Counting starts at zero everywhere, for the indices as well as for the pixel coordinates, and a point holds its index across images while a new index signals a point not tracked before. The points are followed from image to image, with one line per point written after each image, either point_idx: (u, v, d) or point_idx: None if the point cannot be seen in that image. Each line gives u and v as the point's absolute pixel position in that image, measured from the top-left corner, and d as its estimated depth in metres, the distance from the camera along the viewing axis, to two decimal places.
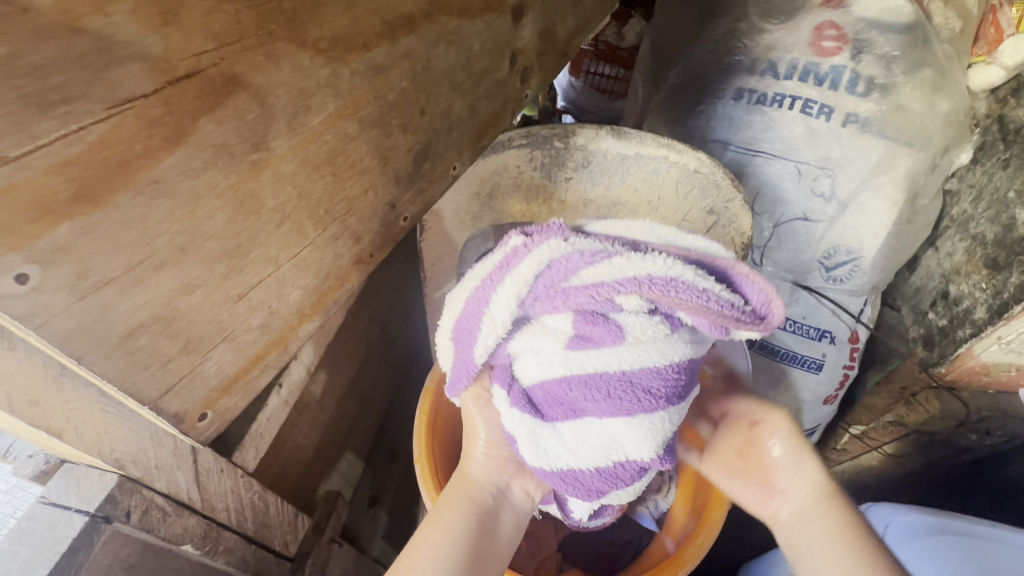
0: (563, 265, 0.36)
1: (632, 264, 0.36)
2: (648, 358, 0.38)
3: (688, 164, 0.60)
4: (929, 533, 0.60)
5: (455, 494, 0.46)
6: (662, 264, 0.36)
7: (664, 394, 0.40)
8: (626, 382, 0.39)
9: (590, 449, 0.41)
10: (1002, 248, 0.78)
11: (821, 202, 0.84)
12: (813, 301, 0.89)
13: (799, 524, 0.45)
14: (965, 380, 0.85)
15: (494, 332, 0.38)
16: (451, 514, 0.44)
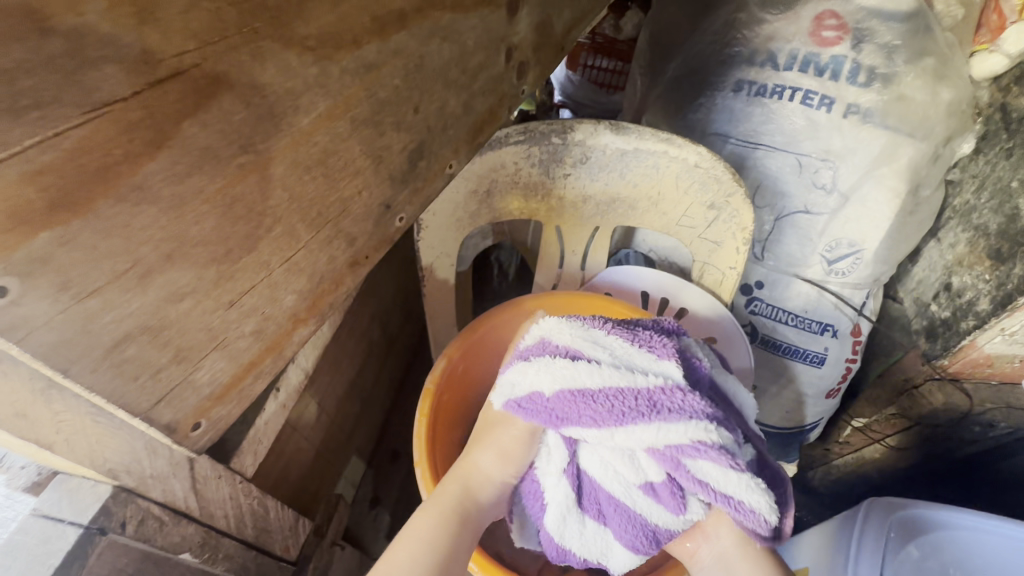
0: (704, 454, 0.39)
1: (746, 489, 0.40)
2: (684, 523, 0.43)
3: (688, 159, 0.59)
4: (929, 529, 0.59)
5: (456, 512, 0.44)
6: (758, 503, 0.40)
7: (665, 544, 0.46)
8: (659, 538, 0.44)
9: (590, 551, 0.45)
10: (1006, 238, 0.77)
11: (822, 194, 0.83)
12: (814, 294, 0.88)
13: None
14: (968, 373, 0.85)
15: (599, 435, 0.41)
16: (431, 525, 0.43)
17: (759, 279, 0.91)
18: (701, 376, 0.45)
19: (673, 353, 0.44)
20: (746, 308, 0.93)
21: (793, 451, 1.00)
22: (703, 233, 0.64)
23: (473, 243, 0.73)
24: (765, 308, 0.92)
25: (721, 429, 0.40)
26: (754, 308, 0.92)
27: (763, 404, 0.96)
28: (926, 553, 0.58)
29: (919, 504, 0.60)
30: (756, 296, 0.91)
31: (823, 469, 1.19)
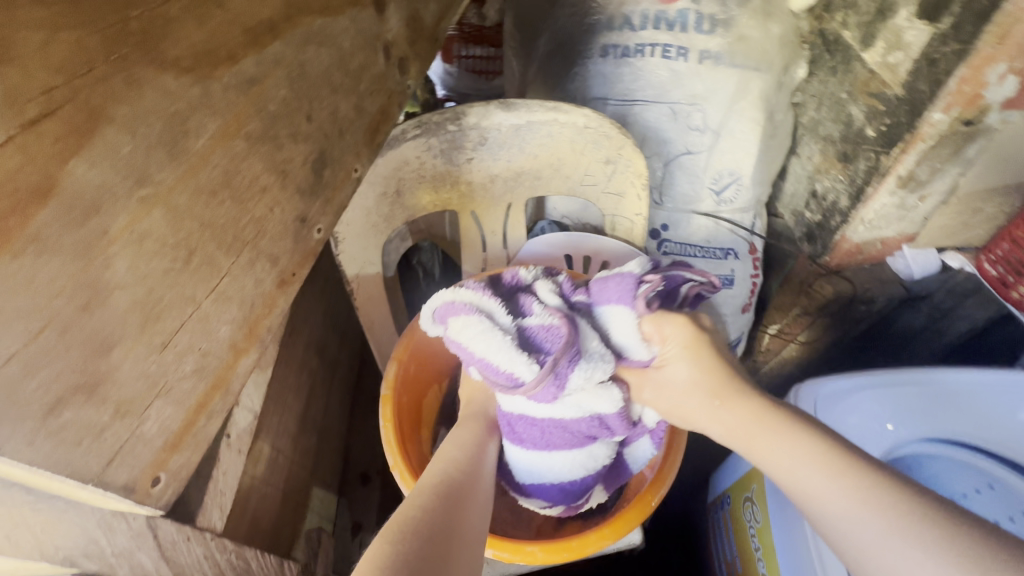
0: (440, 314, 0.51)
1: (452, 332, 0.48)
2: (506, 400, 0.51)
3: (577, 122, 0.63)
4: (859, 391, 0.68)
5: (479, 424, 0.53)
6: (464, 340, 0.47)
7: (552, 442, 0.51)
8: (515, 427, 0.51)
9: (513, 459, 0.55)
10: (848, 142, 0.90)
11: (698, 134, 0.92)
12: (712, 225, 0.96)
13: (761, 435, 0.41)
14: (846, 262, 1.01)
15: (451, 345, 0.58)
16: (471, 436, 0.51)
17: (663, 222, 0.96)
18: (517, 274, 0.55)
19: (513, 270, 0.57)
20: (658, 251, 0.97)
21: None
22: (606, 189, 0.69)
23: (393, 247, 0.73)
24: (675, 247, 0.96)
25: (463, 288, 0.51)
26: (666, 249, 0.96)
27: None
28: (855, 415, 0.67)
29: (843, 377, 0.68)
30: (664, 238, 0.97)
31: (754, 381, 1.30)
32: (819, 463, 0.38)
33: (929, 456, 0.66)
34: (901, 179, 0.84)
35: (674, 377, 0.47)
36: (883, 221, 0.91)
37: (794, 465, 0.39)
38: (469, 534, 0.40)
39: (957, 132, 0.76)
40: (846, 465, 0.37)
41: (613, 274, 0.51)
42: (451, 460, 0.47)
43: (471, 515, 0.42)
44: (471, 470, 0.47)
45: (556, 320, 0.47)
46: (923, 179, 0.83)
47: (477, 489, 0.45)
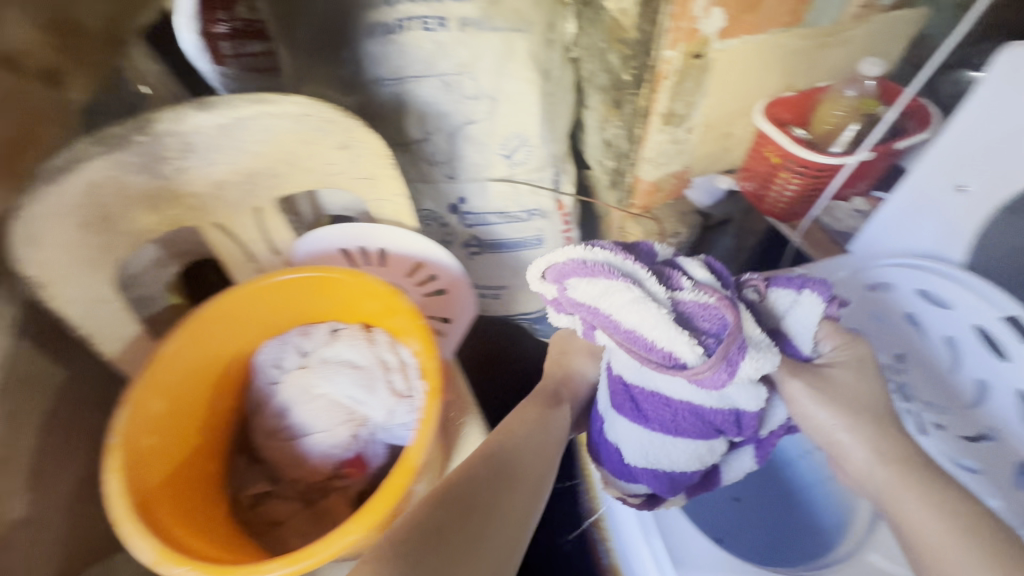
0: (569, 273, 0.51)
1: (608, 299, 0.50)
2: (629, 366, 0.58)
3: (290, 111, 0.59)
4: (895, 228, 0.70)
5: (541, 422, 0.65)
6: (616, 311, 0.50)
7: (677, 429, 0.59)
8: (637, 400, 0.59)
9: (617, 436, 0.63)
10: (616, 89, 0.94)
11: (474, 102, 0.91)
12: (510, 189, 0.97)
13: (900, 480, 0.53)
14: (650, 202, 1.08)
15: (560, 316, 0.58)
16: (537, 431, 0.63)
17: (460, 195, 0.96)
18: (652, 249, 0.57)
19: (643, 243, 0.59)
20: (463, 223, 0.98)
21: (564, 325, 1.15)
22: (354, 174, 0.67)
23: (150, 274, 0.71)
24: (475, 217, 0.98)
25: (604, 257, 0.52)
26: (469, 221, 0.98)
27: (518, 297, 1.06)
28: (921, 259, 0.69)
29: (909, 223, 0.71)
30: (465, 211, 0.97)
31: None
32: (905, 471, 0.54)
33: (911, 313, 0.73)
34: (664, 117, 0.90)
35: (813, 402, 0.59)
36: (666, 157, 0.98)
37: (914, 516, 0.51)
38: (517, 491, 0.56)
39: (691, 65, 0.82)
40: (905, 481, 0.53)
41: (797, 282, 0.62)
42: (503, 429, 0.62)
43: (520, 477, 0.57)
44: (532, 436, 0.63)
45: (715, 301, 0.51)
46: (683, 113, 0.90)
47: (534, 453, 0.61)
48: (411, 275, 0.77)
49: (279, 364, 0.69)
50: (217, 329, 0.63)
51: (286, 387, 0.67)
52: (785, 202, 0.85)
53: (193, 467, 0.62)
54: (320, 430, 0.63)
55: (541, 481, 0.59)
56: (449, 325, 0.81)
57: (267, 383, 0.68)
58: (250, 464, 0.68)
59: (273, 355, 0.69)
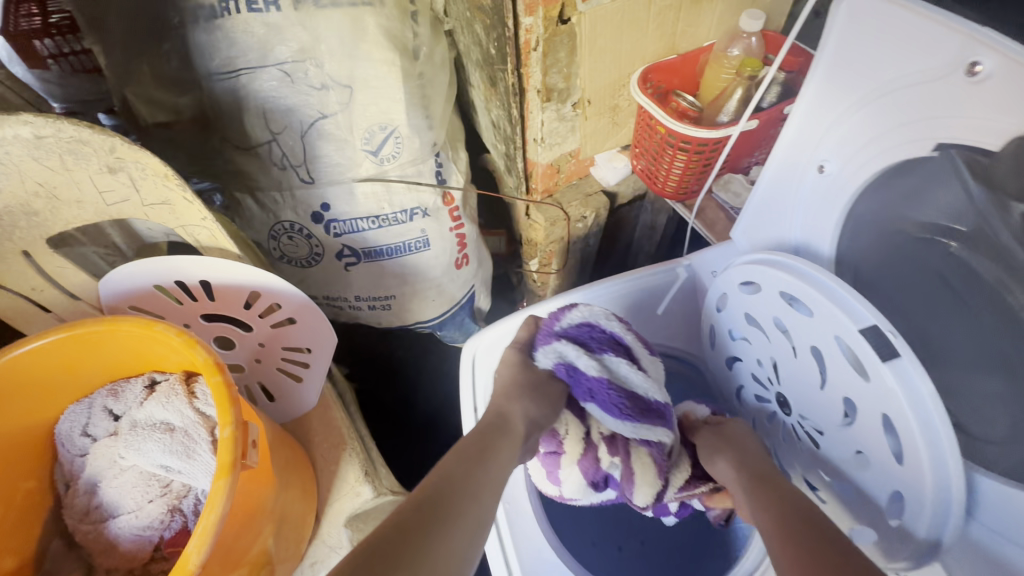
0: (642, 408, 0.60)
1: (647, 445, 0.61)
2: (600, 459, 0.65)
3: (21, 134, 0.47)
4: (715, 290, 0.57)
5: (493, 440, 0.57)
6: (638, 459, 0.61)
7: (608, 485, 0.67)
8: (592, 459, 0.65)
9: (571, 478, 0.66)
10: (488, 65, 0.83)
11: (325, 93, 0.79)
12: (381, 189, 0.86)
13: (756, 501, 0.50)
14: (550, 182, 0.98)
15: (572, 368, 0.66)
16: (500, 457, 0.56)
17: (324, 201, 0.85)
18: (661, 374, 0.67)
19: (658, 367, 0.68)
20: (331, 233, 0.88)
21: (471, 326, 1.08)
22: (142, 201, 0.56)
23: None
24: (346, 225, 0.88)
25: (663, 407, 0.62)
26: (338, 229, 0.88)
27: (412, 304, 0.97)
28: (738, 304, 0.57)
29: (785, 263, 0.48)
30: (331, 218, 0.87)
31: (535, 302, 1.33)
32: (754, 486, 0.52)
33: (846, 403, 0.44)
34: (542, 93, 0.79)
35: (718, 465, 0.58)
36: (557, 137, 0.88)
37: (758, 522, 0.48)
38: (440, 546, 0.45)
39: (557, 32, 0.72)
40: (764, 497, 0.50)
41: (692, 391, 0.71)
42: (437, 476, 0.52)
43: (447, 528, 0.47)
44: (472, 477, 0.53)
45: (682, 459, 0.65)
46: (563, 86, 0.80)
47: (471, 500, 0.51)
48: (251, 307, 0.66)
49: (87, 432, 0.58)
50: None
51: (93, 460, 0.56)
52: (674, 181, 0.76)
53: None
54: (128, 510, 0.54)
55: (471, 530, 0.48)
56: (310, 356, 0.71)
57: (74, 455, 0.58)
58: (67, 547, 0.58)
59: (78, 421, 0.58)
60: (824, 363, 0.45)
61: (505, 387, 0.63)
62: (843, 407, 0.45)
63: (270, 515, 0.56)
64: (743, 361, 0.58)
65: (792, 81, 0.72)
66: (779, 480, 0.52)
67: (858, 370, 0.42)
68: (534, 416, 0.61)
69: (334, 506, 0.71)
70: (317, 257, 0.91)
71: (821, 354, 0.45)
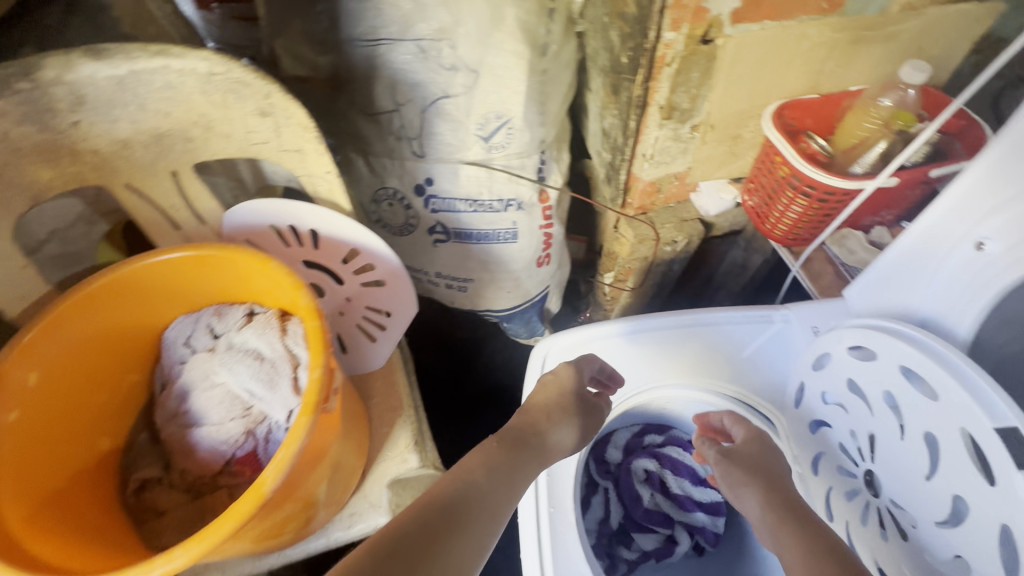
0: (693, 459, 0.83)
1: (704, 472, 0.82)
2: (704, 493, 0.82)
3: (196, 68, 0.52)
4: (818, 343, 0.55)
5: (516, 441, 0.60)
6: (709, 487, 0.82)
7: (695, 516, 0.81)
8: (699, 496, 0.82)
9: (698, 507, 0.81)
10: (614, 72, 0.83)
11: (452, 74, 0.81)
12: (484, 174, 0.87)
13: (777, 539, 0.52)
14: (646, 201, 0.97)
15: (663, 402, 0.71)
16: (511, 459, 0.58)
17: (429, 176, 0.88)
18: (639, 449, 0.83)
19: (643, 447, 0.83)
20: (428, 209, 0.91)
21: (539, 325, 1.08)
22: (280, 146, 0.60)
23: (75, 231, 0.68)
24: (445, 203, 0.90)
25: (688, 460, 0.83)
26: (436, 206, 0.91)
27: (489, 293, 0.99)
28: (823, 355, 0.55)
29: (919, 332, 0.46)
30: (432, 193, 0.90)
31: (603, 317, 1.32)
32: (792, 514, 0.53)
33: (954, 498, 0.41)
34: (664, 110, 0.78)
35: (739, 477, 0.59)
36: (666, 156, 0.86)
37: (786, 554, 0.50)
38: (454, 557, 0.47)
39: (697, 52, 0.70)
40: (783, 521, 0.53)
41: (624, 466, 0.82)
42: (470, 487, 0.53)
43: (466, 536, 0.49)
44: (492, 491, 0.54)
45: (681, 500, 0.83)
46: (687, 106, 0.78)
47: (485, 518, 0.52)
48: (348, 262, 0.70)
49: (189, 343, 0.64)
50: (127, 291, 0.58)
51: (189, 369, 0.62)
52: (786, 226, 0.73)
53: (80, 445, 0.58)
54: (211, 423, 0.59)
55: (491, 545, 0.51)
56: (389, 320, 0.74)
57: (175, 361, 0.64)
58: (151, 443, 0.64)
59: (184, 332, 0.64)
60: (937, 452, 0.42)
61: (546, 404, 0.64)
62: (950, 507, 0.42)
63: (329, 460, 0.59)
64: (831, 428, 0.55)
65: (943, 143, 0.67)
66: (801, 508, 0.54)
67: (982, 470, 0.39)
68: (569, 438, 0.64)
69: (381, 465, 0.74)
70: (411, 227, 0.95)
71: (936, 442, 0.42)
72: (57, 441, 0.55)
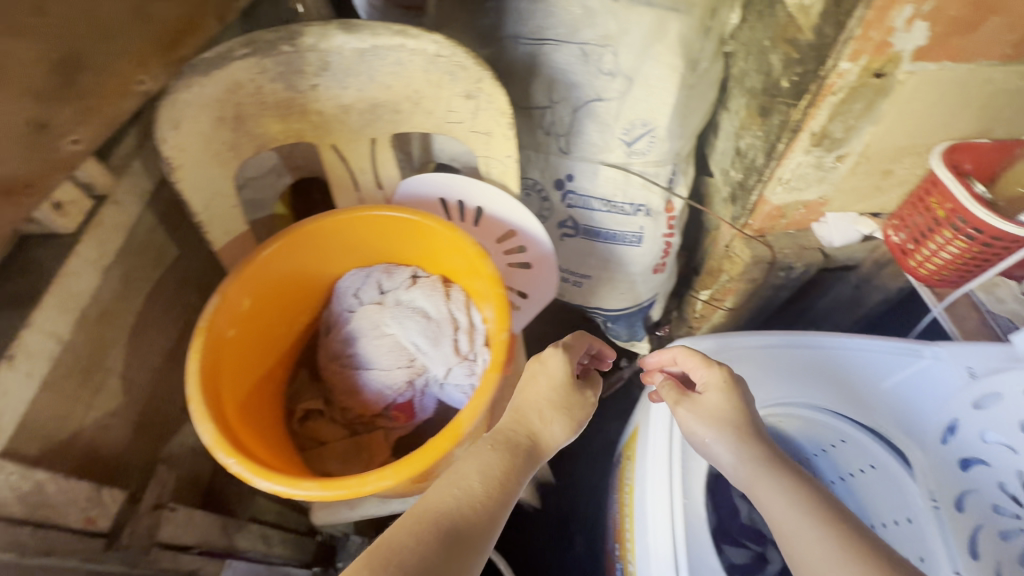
0: None
1: None
2: None
3: (426, 49, 0.58)
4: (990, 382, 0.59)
5: (512, 442, 0.54)
6: None
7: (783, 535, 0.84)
8: None
9: None
10: (767, 95, 0.85)
11: (609, 79, 0.85)
12: (621, 177, 0.91)
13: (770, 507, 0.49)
14: (767, 226, 0.97)
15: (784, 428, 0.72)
16: (498, 456, 0.52)
17: (569, 172, 0.94)
18: None
19: None
20: (564, 203, 0.97)
21: (639, 329, 1.10)
22: (472, 126, 0.65)
23: (268, 181, 0.76)
24: (580, 199, 0.95)
25: None
26: (572, 202, 0.96)
27: (602, 291, 1.03)
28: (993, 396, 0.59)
29: None
30: (570, 188, 0.95)
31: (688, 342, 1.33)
32: (768, 465, 0.52)
33: None
34: (815, 137, 0.79)
35: (711, 433, 0.56)
36: (802, 183, 0.87)
37: (780, 518, 0.48)
38: None
39: (867, 84, 0.71)
40: (761, 474, 0.52)
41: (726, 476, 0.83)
42: (469, 501, 0.47)
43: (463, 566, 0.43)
44: (488, 513, 0.47)
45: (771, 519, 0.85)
46: (840, 136, 0.79)
47: (483, 531, 0.45)
48: (501, 241, 0.75)
49: (357, 295, 0.69)
50: (321, 240, 0.64)
51: (358, 318, 0.67)
52: (931, 267, 0.73)
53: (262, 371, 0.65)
54: (378, 368, 0.65)
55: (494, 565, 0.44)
56: (525, 300, 0.78)
57: (342, 309, 0.69)
58: (310, 380, 0.71)
59: (354, 284, 0.69)
60: None
61: (540, 398, 0.58)
62: None
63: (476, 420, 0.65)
64: (987, 466, 0.60)
65: None
66: (781, 462, 0.52)
67: None
68: (562, 436, 0.57)
69: None
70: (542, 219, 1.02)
71: None
72: (246, 363, 0.62)
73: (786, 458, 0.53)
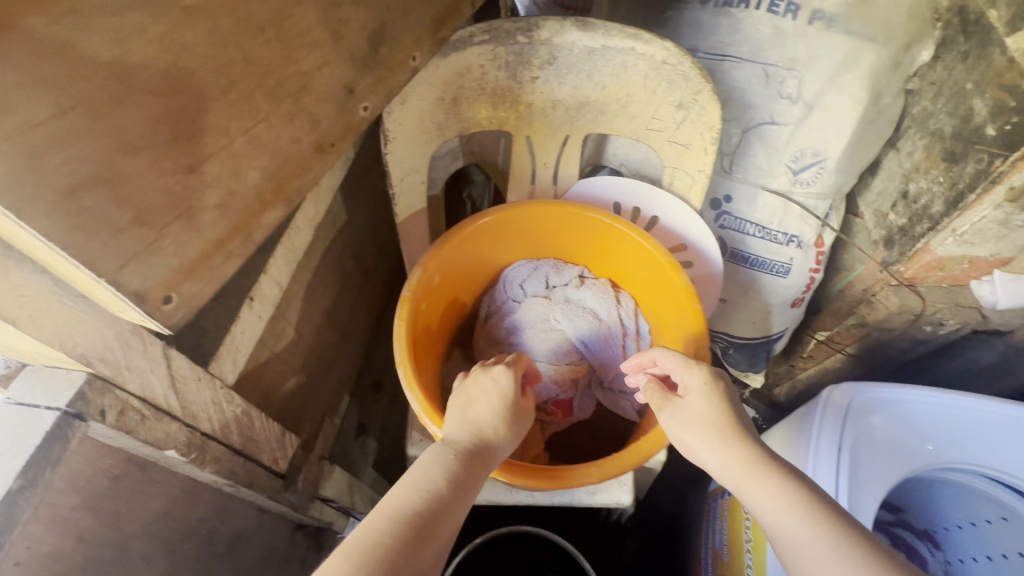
0: None
1: None
2: None
3: (655, 55, 0.58)
4: None
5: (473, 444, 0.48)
6: None
7: None
8: None
9: None
10: (959, 140, 0.80)
11: (788, 104, 0.82)
12: (781, 206, 0.89)
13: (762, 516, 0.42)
14: (921, 276, 0.91)
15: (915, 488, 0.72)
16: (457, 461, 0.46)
17: (728, 193, 0.92)
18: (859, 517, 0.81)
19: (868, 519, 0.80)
20: (715, 223, 0.94)
21: (760, 362, 1.05)
22: (672, 136, 0.65)
23: (444, 164, 0.77)
24: (733, 222, 0.93)
25: None
26: (723, 223, 0.94)
27: (734, 317, 1.00)
28: None
29: None
30: (725, 210, 0.93)
31: (789, 384, 1.28)
32: (755, 462, 0.45)
33: None
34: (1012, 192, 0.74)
35: (700, 440, 0.49)
36: (979, 237, 0.82)
37: (772, 519, 0.42)
38: None
39: None
40: (748, 476, 0.44)
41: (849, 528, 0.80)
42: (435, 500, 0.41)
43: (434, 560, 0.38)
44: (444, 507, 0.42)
45: None
46: None
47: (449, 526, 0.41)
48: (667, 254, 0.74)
49: (522, 286, 0.70)
50: (509, 229, 0.66)
51: (526, 309, 0.68)
52: None
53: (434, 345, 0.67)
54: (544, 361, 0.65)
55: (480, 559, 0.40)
56: None
57: (508, 298, 0.70)
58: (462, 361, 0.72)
59: (522, 275, 0.70)
60: None
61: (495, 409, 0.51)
62: None
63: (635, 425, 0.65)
64: None
65: None
66: (767, 462, 0.45)
67: None
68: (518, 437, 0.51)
69: None
70: None
71: None
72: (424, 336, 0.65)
73: (778, 454, 0.46)
